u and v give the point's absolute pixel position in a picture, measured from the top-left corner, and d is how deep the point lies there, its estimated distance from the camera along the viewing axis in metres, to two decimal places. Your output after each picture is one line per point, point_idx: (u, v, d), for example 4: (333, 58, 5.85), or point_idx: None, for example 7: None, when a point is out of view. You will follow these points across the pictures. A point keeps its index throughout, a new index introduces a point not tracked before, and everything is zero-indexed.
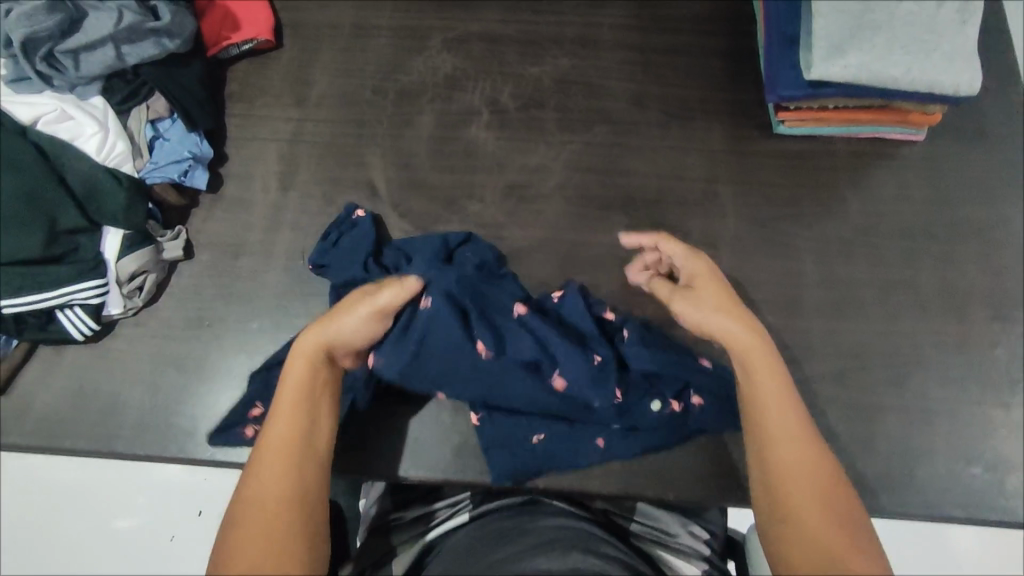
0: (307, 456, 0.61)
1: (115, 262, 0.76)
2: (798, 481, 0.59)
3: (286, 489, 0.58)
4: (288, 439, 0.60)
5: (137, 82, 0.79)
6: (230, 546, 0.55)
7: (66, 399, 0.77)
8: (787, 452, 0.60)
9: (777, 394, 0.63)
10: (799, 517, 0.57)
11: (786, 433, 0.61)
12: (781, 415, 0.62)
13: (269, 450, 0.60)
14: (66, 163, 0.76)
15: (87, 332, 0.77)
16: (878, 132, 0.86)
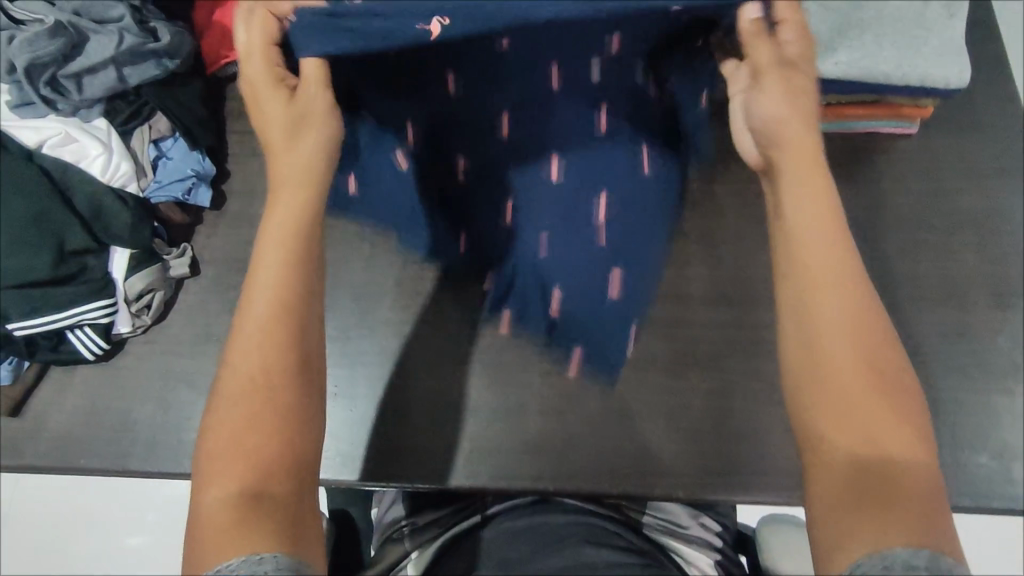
0: (293, 322, 0.56)
1: (123, 280, 0.77)
2: (834, 340, 0.53)
3: (269, 368, 0.54)
4: (274, 299, 0.56)
5: (138, 102, 0.81)
6: (219, 428, 0.52)
7: (80, 419, 0.78)
8: (835, 309, 0.54)
9: (823, 241, 0.56)
10: (832, 379, 0.52)
11: (838, 281, 0.55)
12: (830, 276, 0.55)
13: (251, 310, 0.56)
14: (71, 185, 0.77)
15: (97, 352, 0.77)
16: (870, 127, 0.87)
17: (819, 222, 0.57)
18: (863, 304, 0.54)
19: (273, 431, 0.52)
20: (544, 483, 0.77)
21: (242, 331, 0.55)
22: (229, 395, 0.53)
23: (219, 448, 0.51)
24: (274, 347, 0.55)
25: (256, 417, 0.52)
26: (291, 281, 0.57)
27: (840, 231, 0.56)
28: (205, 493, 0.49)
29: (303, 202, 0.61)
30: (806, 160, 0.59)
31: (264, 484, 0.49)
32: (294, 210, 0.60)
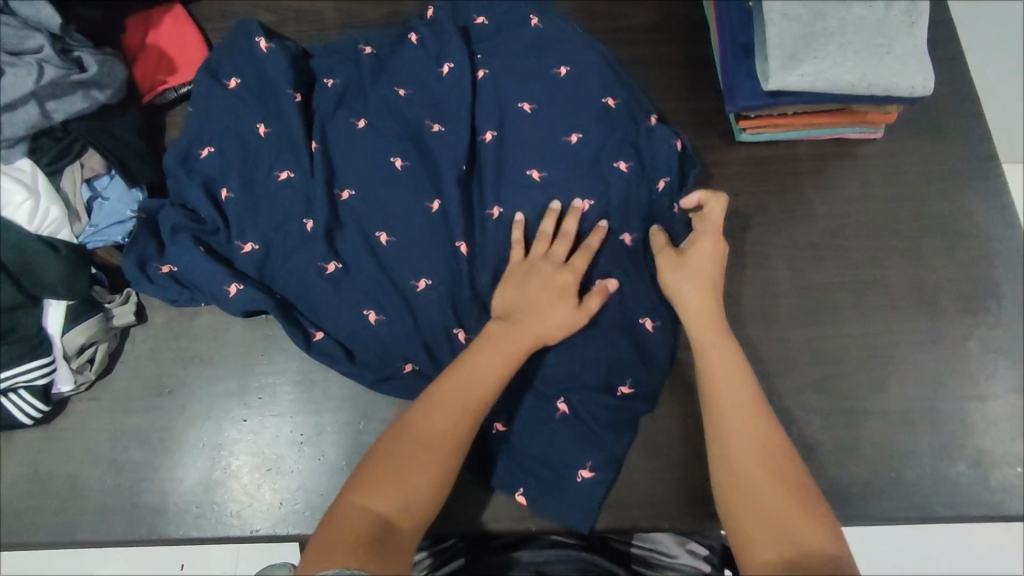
0: (482, 402, 0.66)
1: (60, 336, 0.71)
2: (736, 430, 0.65)
3: (450, 430, 0.64)
4: (488, 383, 0.67)
5: (67, 139, 0.74)
6: (375, 467, 0.62)
7: (20, 487, 0.72)
8: (737, 433, 0.65)
9: (726, 373, 0.68)
10: (743, 479, 0.63)
11: (734, 396, 0.67)
12: (726, 396, 0.67)
13: (468, 385, 0.66)
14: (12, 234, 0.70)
15: (35, 415, 0.71)
16: (837, 134, 0.87)
17: (704, 338, 0.71)
18: (762, 421, 0.66)
19: (426, 467, 0.62)
20: (527, 523, 0.73)
21: (454, 382, 0.66)
22: (410, 428, 0.64)
23: (371, 467, 0.62)
24: (454, 420, 0.65)
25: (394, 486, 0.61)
26: (503, 371, 0.67)
27: (745, 374, 0.69)
28: (348, 496, 0.61)
29: (561, 310, 0.71)
30: (710, 317, 0.71)
31: (388, 512, 0.60)
32: (551, 318, 0.70)
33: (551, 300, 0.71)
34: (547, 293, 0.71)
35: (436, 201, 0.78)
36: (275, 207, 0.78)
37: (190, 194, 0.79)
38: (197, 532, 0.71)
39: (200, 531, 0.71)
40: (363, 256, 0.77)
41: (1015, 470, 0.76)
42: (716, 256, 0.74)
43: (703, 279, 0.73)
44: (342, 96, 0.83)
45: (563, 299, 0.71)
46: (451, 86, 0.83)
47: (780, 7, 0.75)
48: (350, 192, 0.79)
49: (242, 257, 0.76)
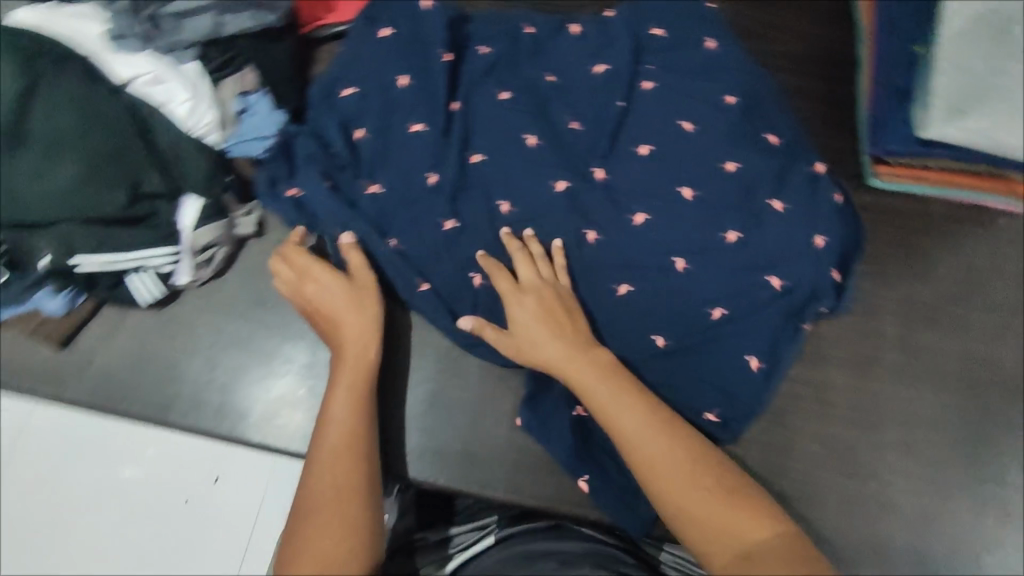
0: (360, 425, 0.68)
1: (191, 231, 0.75)
2: (636, 433, 0.64)
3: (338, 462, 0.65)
4: (349, 412, 0.68)
5: (232, 53, 0.79)
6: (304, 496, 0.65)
7: (125, 362, 0.77)
8: (639, 445, 0.63)
9: (626, 403, 0.66)
10: (681, 492, 0.60)
11: (621, 404, 0.66)
12: (627, 418, 0.65)
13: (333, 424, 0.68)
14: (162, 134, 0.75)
15: (154, 298, 0.76)
16: (976, 200, 0.83)
17: (591, 386, 0.67)
18: (667, 429, 0.64)
19: (342, 500, 0.64)
20: (584, 510, 0.74)
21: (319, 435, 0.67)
22: (313, 470, 0.66)
23: (304, 523, 0.63)
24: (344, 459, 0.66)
25: (331, 510, 0.63)
26: (358, 390, 0.70)
27: (632, 389, 0.67)
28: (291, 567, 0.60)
29: (365, 321, 0.72)
30: (552, 330, 0.71)
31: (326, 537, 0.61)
32: (358, 329, 0.71)
33: (338, 293, 0.72)
34: (335, 288, 0.72)
35: (562, 181, 0.80)
36: (404, 153, 0.81)
37: (329, 127, 0.82)
38: (275, 441, 0.75)
39: (278, 440, 0.75)
40: (482, 219, 0.80)
41: None
42: (548, 282, 0.75)
43: (545, 317, 0.72)
44: (487, 61, 0.87)
45: (348, 306, 0.72)
46: (591, 83, 0.87)
47: (956, 59, 0.72)
48: (481, 156, 0.81)
49: (366, 197, 0.80)
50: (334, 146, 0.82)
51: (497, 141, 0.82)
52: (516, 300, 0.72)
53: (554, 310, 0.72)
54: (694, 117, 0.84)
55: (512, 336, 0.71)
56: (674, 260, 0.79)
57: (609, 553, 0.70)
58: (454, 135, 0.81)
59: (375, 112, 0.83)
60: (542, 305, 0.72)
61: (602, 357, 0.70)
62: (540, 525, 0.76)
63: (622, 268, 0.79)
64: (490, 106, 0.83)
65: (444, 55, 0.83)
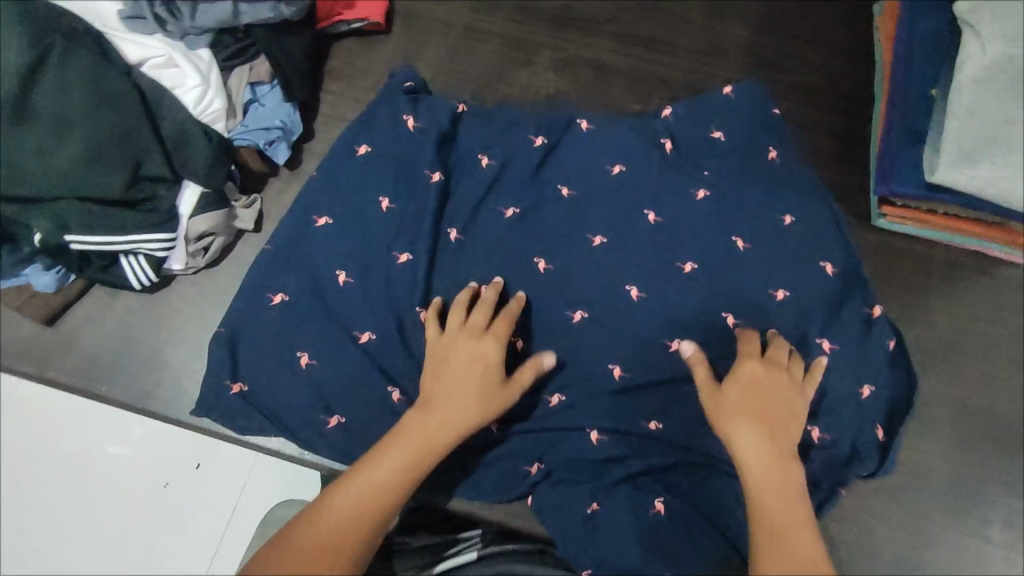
0: (409, 481, 0.59)
1: (189, 218, 0.75)
2: (786, 487, 0.58)
3: (372, 514, 0.57)
4: (403, 470, 0.59)
5: (245, 42, 0.80)
6: (371, 473, 0.58)
7: (113, 344, 0.76)
8: (777, 504, 0.57)
9: (781, 482, 0.59)
10: (788, 547, 0.54)
11: (780, 460, 0.60)
12: (778, 488, 0.58)
13: (402, 445, 0.61)
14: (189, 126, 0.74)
15: (145, 283, 0.75)
16: (982, 246, 0.82)
17: (768, 470, 0.59)
18: (807, 529, 0.56)
19: (375, 514, 0.56)
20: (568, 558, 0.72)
21: (369, 469, 0.58)
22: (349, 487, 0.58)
23: (313, 527, 0.54)
24: (404, 479, 0.59)
25: (368, 512, 0.56)
26: (469, 426, 0.64)
27: (802, 501, 0.58)
28: (273, 558, 0.52)
29: (470, 405, 0.64)
30: (767, 428, 0.61)
31: (345, 542, 0.54)
32: (462, 410, 0.64)
33: (489, 348, 0.67)
34: (472, 369, 0.66)
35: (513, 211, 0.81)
36: (411, 158, 0.81)
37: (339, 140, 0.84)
38: (250, 437, 0.74)
39: (253, 438, 0.74)
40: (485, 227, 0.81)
41: None
42: (798, 392, 0.65)
43: (757, 398, 0.63)
44: None
45: (473, 370, 0.66)
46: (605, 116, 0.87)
47: (969, 103, 0.72)
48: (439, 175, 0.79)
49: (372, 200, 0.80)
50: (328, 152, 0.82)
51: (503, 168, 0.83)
52: (752, 364, 0.65)
53: (764, 388, 0.64)
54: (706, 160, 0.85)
55: (720, 393, 0.64)
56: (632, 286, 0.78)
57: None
58: (459, 162, 0.83)
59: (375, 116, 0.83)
60: (759, 385, 0.64)
61: (790, 453, 0.61)
62: (528, 546, 0.71)
63: (596, 281, 0.78)
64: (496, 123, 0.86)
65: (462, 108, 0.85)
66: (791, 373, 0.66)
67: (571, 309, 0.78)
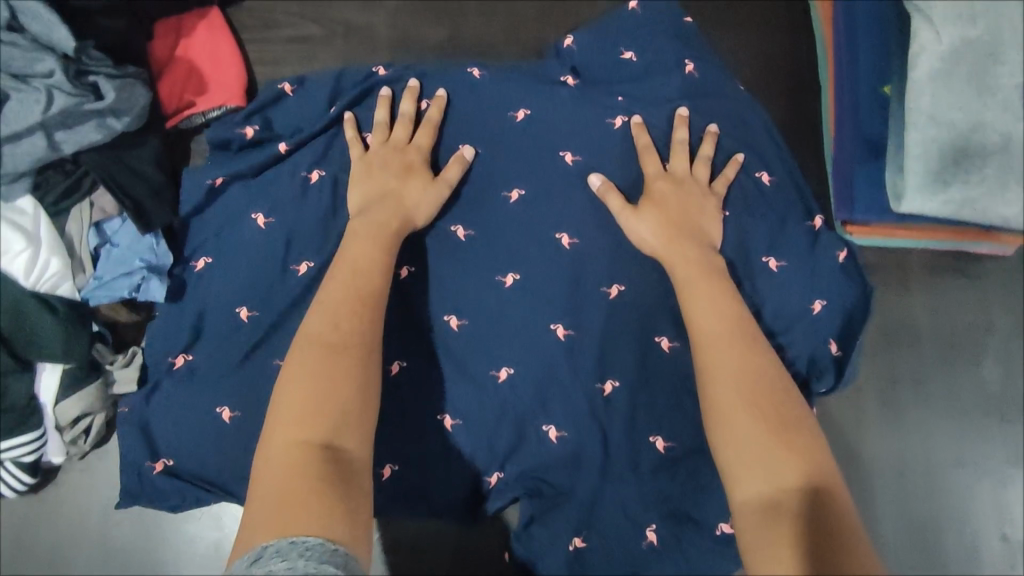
0: (362, 321, 0.56)
1: (53, 405, 0.63)
2: (699, 302, 0.58)
3: (345, 337, 0.54)
4: (347, 335, 0.54)
5: (77, 173, 0.66)
6: (289, 388, 0.51)
7: (8, 552, 0.67)
8: (715, 340, 0.55)
9: (710, 301, 0.58)
10: (725, 372, 0.53)
11: (701, 278, 0.60)
12: (709, 314, 0.57)
13: (318, 329, 0.55)
14: (25, 300, 0.62)
15: (20, 488, 0.64)
16: (960, 248, 0.74)
17: (686, 267, 0.61)
18: (750, 338, 0.55)
19: (341, 383, 0.51)
20: None
21: (304, 331, 0.55)
22: (296, 361, 0.53)
23: (281, 415, 0.50)
24: (346, 328, 0.55)
25: (321, 377, 0.51)
26: (366, 293, 0.58)
27: (743, 314, 0.57)
28: (274, 436, 0.49)
29: (376, 257, 0.60)
30: (669, 236, 0.63)
31: (322, 437, 0.48)
32: (366, 261, 0.59)
33: (406, 200, 0.64)
34: (407, 186, 0.65)
35: None
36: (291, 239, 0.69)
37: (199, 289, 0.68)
38: None
39: None
40: None
41: None
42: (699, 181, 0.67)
43: (673, 207, 0.64)
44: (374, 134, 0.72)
45: (394, 167, 0.66)
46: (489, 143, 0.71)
47: (929, 107, 0.61)
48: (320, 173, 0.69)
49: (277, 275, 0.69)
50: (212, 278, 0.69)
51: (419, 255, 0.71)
52: (660, 183, 0.66)
53: (694, 201, 0.65)
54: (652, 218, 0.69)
55: (636, 214, 0.64)
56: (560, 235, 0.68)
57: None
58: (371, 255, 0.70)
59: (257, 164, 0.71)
60: (681, 189, 0.65)
61: (711, 261, 0.62)
62: None
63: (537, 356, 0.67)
64: None
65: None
66: (694, 174, 0.67)
67: (502, 274, 0.68)
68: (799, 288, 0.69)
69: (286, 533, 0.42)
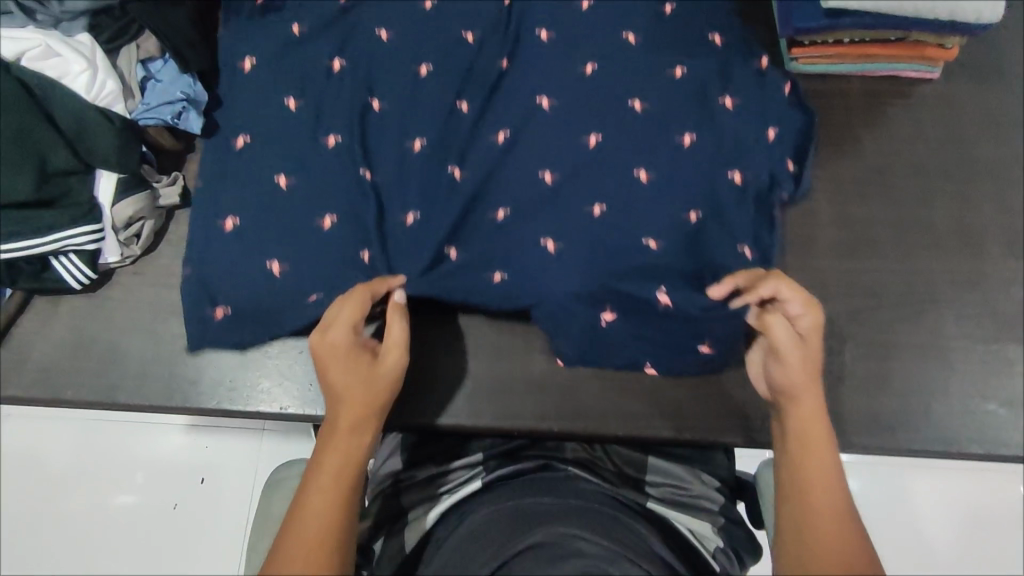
0: (343, 496, 0.57)
1: (111, 207, 0.73)
2: (807, 372, 0.64)
3: (324, 535, 0.54)
4: (329, 523, 0.55)
5: (126, 19, 0.76)
6: (283, 562, 0.53)
7: (66, 347, 0.75)
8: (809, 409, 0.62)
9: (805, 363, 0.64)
10: (817, 447, 0.60)
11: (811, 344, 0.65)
12: (811, 402, 0.62)
13: (315, 488, 0.57)
14: (87, 114, 0.72)
15: (84, 281, 0.74)
16: (893, 70, 0.85)
17: (812, 345, 0.65)
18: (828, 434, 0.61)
19: None
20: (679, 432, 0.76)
21: (315, 477, 0.58)
22: (292, 539, 0.54)
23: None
24: (331, 496, 0.57)
25: (313, 553, 0.53)
26: (366, 419, 0.62)
27: (820, 383, 0.64)
28: None
29: (360, 408, 0.61)
30: (809, 371, 0.64)
31: None
32: (364, 390, 0.62)
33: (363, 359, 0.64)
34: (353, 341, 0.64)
35: None
36: (317, 77, 0.83)
37: (251, 116, 0.82)
38: (229, 405, 0.74)
39: (231, 405, 0.74)
40: None
41: None
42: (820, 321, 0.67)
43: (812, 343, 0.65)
44: None
45: (360, 364, 0.64)
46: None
47: None
48: None
49: None
50: (247, 106, 0.80)
51: (432, 86, 0.84)
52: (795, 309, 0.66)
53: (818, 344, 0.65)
54: (630, 51, 0.84)
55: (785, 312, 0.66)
56: None
57: (603, 513, 0.61)
58: None
59: None
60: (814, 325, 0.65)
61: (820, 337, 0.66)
62: (677, 471, 0.73)
63: (523, 159, 0.78)
64: None
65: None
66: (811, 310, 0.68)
67: (497, 92, 0.83)
68: (747, 98, 0.81)
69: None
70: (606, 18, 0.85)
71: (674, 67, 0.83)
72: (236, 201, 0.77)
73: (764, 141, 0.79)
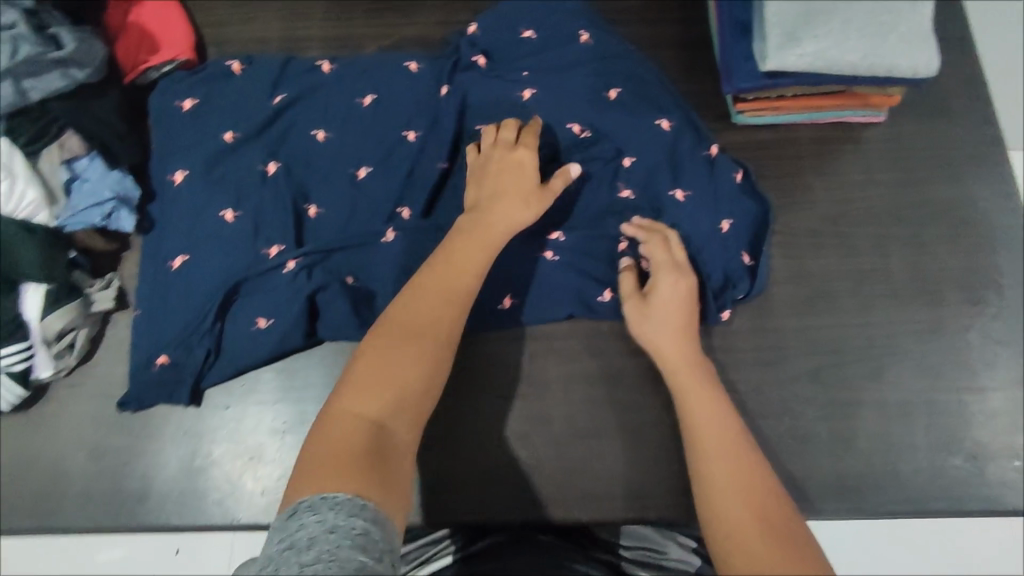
0: (449, 318, 0.66)
1: (38, 321, 0.70)
2: (695, 395, 0.66)
3: (431, 331, 0.64)
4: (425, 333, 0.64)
5: (45, 119, 0.72)
6: (400, 317, 0.65)
7: (6, 467, 0.73)
8: (704, 422, 0.64)
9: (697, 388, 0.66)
10: (714, 458, 0.61)
11: (686, 360, 0.69)
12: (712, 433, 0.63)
13: (429, 281, 0.67)
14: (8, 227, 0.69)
15: (14, 401, 0.71)
16: (839, 117, 0.85)
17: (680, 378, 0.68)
18: (739, 445, 0.61)
19: (414, 370, 0.62)
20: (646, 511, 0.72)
21: (432, 275, 0.67)
22: (391, 330, 0.64)
23: (364, 373, 0.61)
24: (448, 301, 0.66)
25: (416, 344, 0.63)
26: (482, 252, 0.69)
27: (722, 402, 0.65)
28: (341, 399, 0.60)
29: (496, 232, 0.70)
30: (680, 366, 0.68)
31: (382, 419, 0.59)
32: (510, 205, 0.71)
33: (507, 211, 0.71)
34: (518, 181, 0.73)
35: (369, 96, 0.84)
36: (254, 161, 0.81)
37: (184, 208, 0.79)
38: (178, 519, 0.71)
39: (182, 519, 0.71)
40: (358, 230, 0.79)
41: (1014, 465, 0.74)
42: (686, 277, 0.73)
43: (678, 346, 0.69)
44: (333, 80, 0.85)
45: (512, 179, 0.73)
46: (435, 68, 0.86)
47: None
48: (284, 97, 0.84)
49: (243, 189, 0.79)
50: (184, 199, 0.79)
51: (376, 164, 0.82)
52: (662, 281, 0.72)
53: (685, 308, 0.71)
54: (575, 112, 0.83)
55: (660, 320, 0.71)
56: (481, 127, 0.82)
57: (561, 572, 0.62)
58: (322, 177, 0.81)
59: (229, 98, 0.84)
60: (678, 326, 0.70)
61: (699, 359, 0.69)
62: (648, 536, 0.72)
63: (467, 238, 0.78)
64: (345, 97, 0.85)
65: (366, 101, 0.84)
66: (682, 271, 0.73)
67: (442, 163, 0.81)
68: (692, 160, 0.81)
69: (319, 491, 0.52)
70: (547, 85, 0.84)
71: (621, 131, 0.81)
72: (178, 303, 0.75)
73: (711, 205, 0.79)
